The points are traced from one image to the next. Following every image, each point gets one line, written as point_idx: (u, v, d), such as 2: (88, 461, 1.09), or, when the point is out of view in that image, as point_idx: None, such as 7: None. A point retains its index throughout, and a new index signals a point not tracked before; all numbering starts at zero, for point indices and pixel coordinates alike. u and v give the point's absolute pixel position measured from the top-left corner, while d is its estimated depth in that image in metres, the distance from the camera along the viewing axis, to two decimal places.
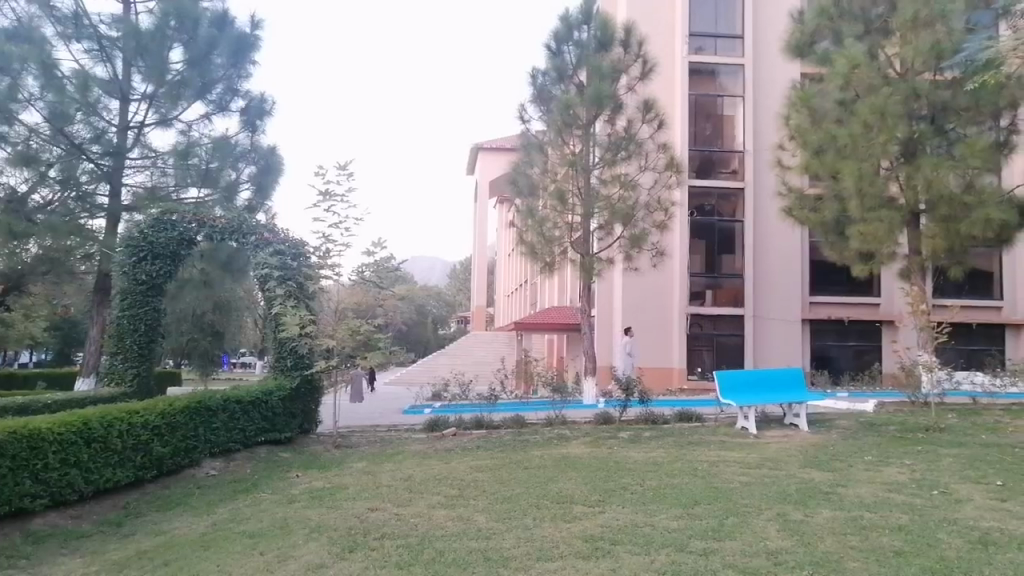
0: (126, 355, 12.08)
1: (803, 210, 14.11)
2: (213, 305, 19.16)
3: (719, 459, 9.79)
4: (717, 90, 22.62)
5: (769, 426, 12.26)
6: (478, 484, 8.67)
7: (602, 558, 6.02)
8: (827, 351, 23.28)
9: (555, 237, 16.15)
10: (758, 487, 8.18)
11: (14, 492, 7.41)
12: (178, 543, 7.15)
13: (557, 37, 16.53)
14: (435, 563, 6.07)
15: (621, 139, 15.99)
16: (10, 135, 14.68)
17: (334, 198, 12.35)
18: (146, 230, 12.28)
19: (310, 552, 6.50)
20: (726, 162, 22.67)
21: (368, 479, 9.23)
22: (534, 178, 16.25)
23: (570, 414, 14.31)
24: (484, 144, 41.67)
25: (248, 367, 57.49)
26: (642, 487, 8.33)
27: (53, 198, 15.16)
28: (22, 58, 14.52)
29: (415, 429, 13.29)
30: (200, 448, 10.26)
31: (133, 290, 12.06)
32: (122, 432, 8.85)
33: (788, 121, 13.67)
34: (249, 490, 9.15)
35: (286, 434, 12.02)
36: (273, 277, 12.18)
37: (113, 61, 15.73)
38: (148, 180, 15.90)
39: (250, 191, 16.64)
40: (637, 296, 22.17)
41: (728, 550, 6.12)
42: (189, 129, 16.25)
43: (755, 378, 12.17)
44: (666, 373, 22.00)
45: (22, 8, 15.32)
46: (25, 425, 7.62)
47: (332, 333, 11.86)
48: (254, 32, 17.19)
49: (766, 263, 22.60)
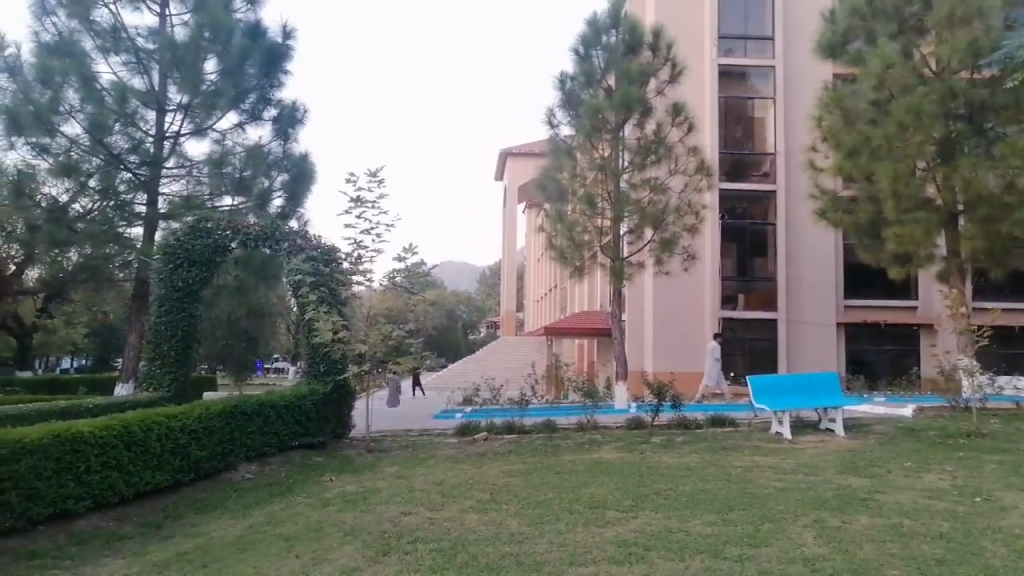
0: (164, 360, 12.40)
1: (837, 212, 13.91)
2: (247, 312, 19.46)
3: (753, 465, 9.68)
4: (746, 93, 22.45)
5: (804, 432, 12.10)
6: (510, 489, 8.67)
7: (637, 564, 5.99)
8: (862, 355, 22.92)
9: (584, 242, 16.08)
10: (794, 493, 8.07)
11: (59, 494, 7.61)
12: (216, 546, 7.26)
13: (584, 41, 16.49)
14: (468, 568, 6.09)
15: (651, 143, 15.90)
16: (53, 147, 15.12)
17: (364, 206, 12.48)
18: (183, 237, 12.49)
19: (344, 555, 6.56)
20: (757, 165, 22.42)
21: (402, 483, 9.30)
22: (563, 183, 16.08)
23: (602, 419, 14.23)
24: (513, 149, 41.94)
25: (281, 371, 58.14)
26: (675, 492, 8.27)
27: (93, 207, 15.47)
28: (63, 72, 15.14)
29: (446, 434, 13.35)
30: (236, 452, 10.42)
31: (170, 296, 12.29)
32: (161, 435, 9.02)
33: (820, 122, 13.52)
34: (284, 494, 9.26)
35: (320, 438, 12.16)
36: (306, 283, 12.25)
37: (150, 72, 16.07)
38: (184, 189, 16.15)
39: (283, 199, 16.78)
40: (668, 300, 22.04)
41: (764, 556, 6.06)
42: (223, 138, 16.52)
43: (789, 382, 12.04)
44: (698, 377, 21.83)
45: (62, 22, 15.92)
46: (68, 428, 7.83)
47: (364, 338, 11.92)
48: (286, 41, 17.43)
49: (799, 267, 22.34)
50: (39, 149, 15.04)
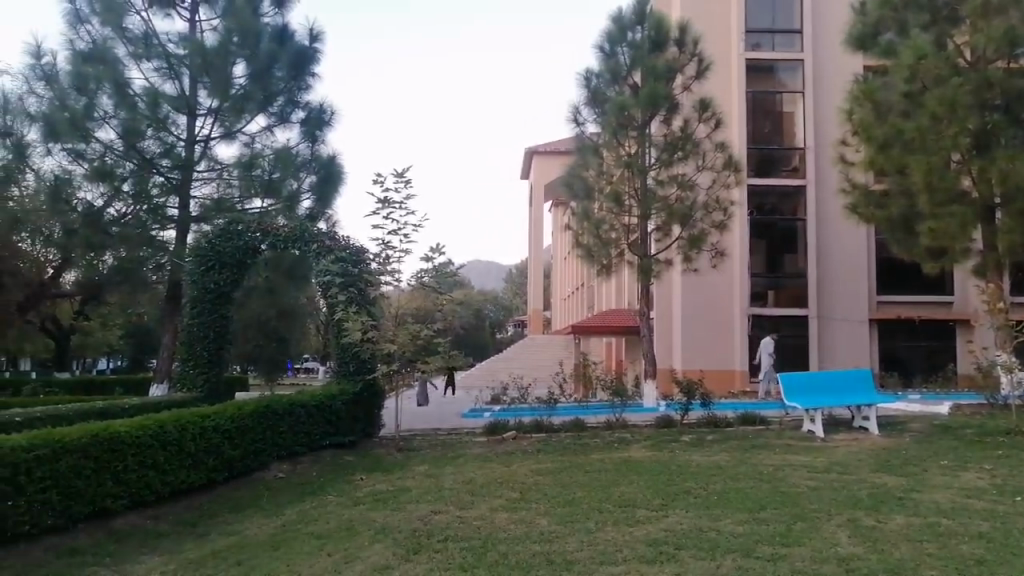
0: (197, 361, 12.67)
1: (868, 207, 13.69)
2: (278, 312, 19.70)
3: (786, 463, 9.57)
4: (775, 87, 22.19)
5: (836, 430, 11.94)
6: (539, 488, 8.66)
7: (668, 563, 5.96)
8: (896, 352, 22.54)
9: (612, 239, 15.98)
10: (827, 492, 7.96)
11: (98, 492, 7.77)
12: (250, 544, 7.36)
13: (609, 38, 16.40)
14: (498, 566, 6.10)
15: (677, 140, 15.81)
16: (88, 152, 15.63)
17: (392, 206, 12.57)
18: (214, 239, 12.65)
19: (376, 554, 6.61)
20: (786, 160, 22.14)
21: (432, 482, 9.35)
22: (590, 181, 16.00)
23: (632, 418, 14.16)
24: (538, 148, 41.90)
25: (311, 372, 58.68)
26: (706, 491, 8.21)
27: (127, 211, 15.90)
28: (97, 78, 15.52)
29: (475, 433, 13.38)
30: (268, 452, 10.56)
31: (202, 298, 12.50)
32: (195, 435, 9.17)
33: (851, 116, 13.32)
34: (316, 492, 9.35)
35: (350, 437, 12.27)
36: (335, 284, 12.40)
37: (181, 77, 16.25)
38: (214, 192, 16.39)
39: (312, 200, 16.84)
40: (697, 297, 21.88)
41: (798, 556, 5.99)
42: (252, 142, 16.73)
43: (821, 380, 11.88)
44: (728, 375, 21.60)
45: (97, 30, 16.33)
46: (106, 427, 8.00)
47: (392, 338, 12.02)
48: (313, 44, 17.57)
49: (830, 262, 22.04)
50: (75, 154, 15.56)
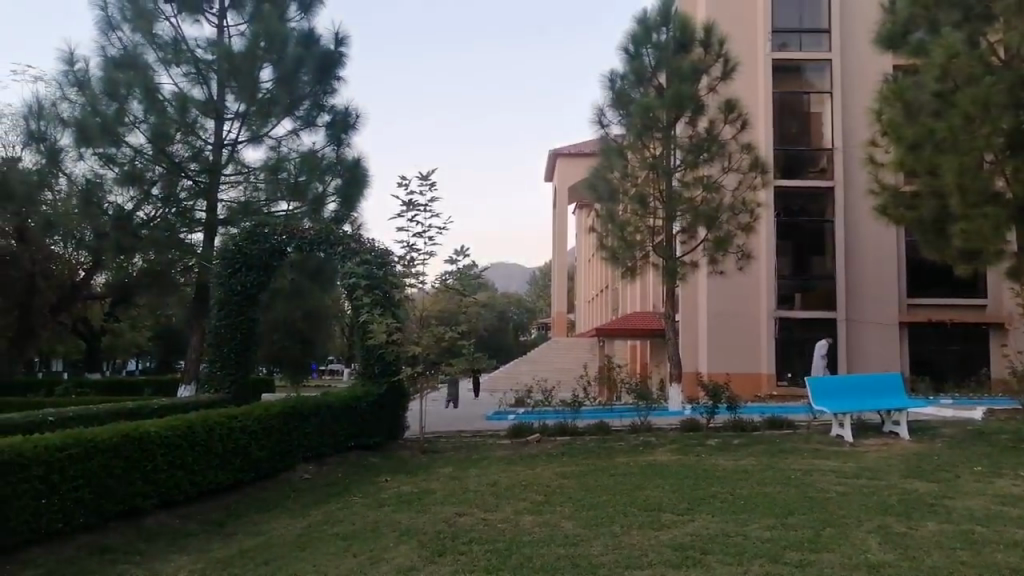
0: (224, 362, 12.82)
1: (898, 208, 13.48)
2: (304, 314, 19.88)
3: (814, 468, 9.45)
4: (802, 87, 21.97)
5: (866, 435, 11.78)
6: (564, 491, 8.63)
7: (694, 568, 5.90)
8: (927, 355, 22.17)
9: (637, 242, 15.87)
10: (857, 498, 7.84)
11: (129, 491, 7.88)
12: (277, 543, 7.42)
13: (634, 40, 16.31)
14: (523, 569, 6.09)
15: (703, 141, 15.70)
16: (119, 156, 15.95)
17: (416, 208, 12.63)
18: (241, 242, 12.73)
19: (400, 555, 6.62)
20: (814, 161, 21.89)
21: (456, 484, 9.36)
22: (614, 183, 15.87)
23: (656, 422, 14.08)
24: (563, 150, 41.89)
25: (336, 374, 59.00)
26: (733, 495, 8.13)
27: (155, 214, 16.22)
28: (128, 84, 15.75)
29: (500, 435, 13.39)
30: (294, 453, 10.65)
31: (229, 300, 12.60)
32: (222, 435, 9.27)
33: (881, 115, 13.15)
34: (342, 493, 9.41)
35: (375, 438, 12.35)
36: (361, 286, 12.42)
37: (209, 83, 16.37)
38: (241, 195, 16.52)
39: (337, 204, 16.70)
40: (723, 299, 21.70)
41: (826, 562, 5.90)
42: (278, 145, 16.83)
43: (850, 384, 11.73)
44: (754, 379, 21.38)
45: (128, 37, 16.60)
46: (137, 427, 8.11)
47: (417, 339, 12.16)
48: (339, 48, 17.69)
49: (858, 265, 21.74)
50: (106, 158, 15.90)
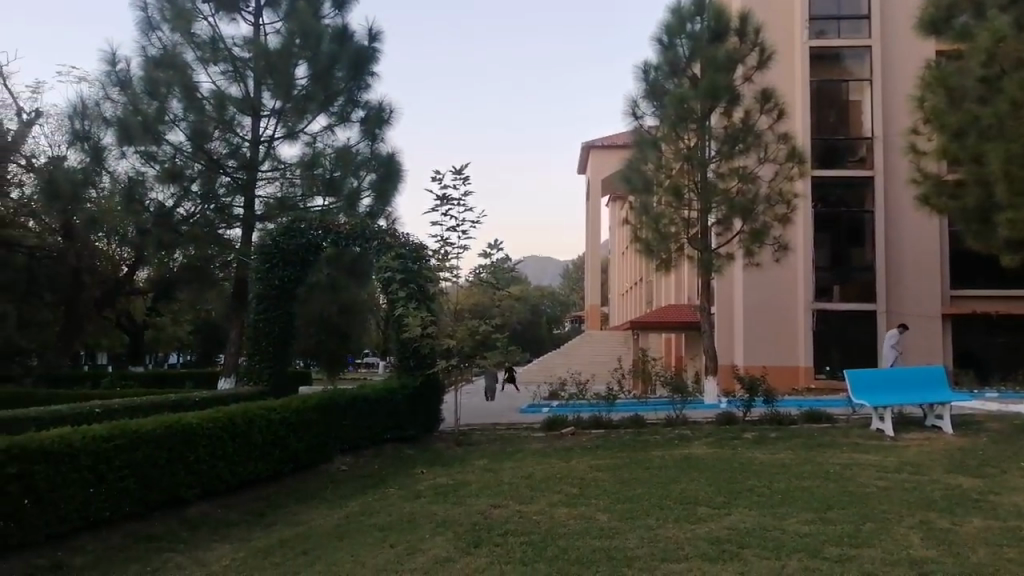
0: (262, 355, 13.03)
1: (942, 197, 13.16)
2: (339, 308, 20.12)
3: (853, 462, 9.32)
4: (841, 75, 21.56)
5: (907, 429, 11.55)
6: (600, 484, 8.64)
7: (731, 562, 5.86)
8: (971, 348, 21.65)
9: (672, 234, 15.67)
10: (898, 493, 7.71)
11: (172, 481, 8.08)
12: (315, 534, 7.54)
13: (668, 30, 16.14)
14: (558, 561, 6.10)
15: (738, 132, 15.53)
16: (159, 154, 16.31)
17: (451, 203, 12.68)
18: (278, 237, 12.88)
19: (436, 546, 6.69)
20: (853, 150, 21.47)
21: (491, 476, 9.41)
22: (649, 175, 15.72)
23: (692, 415, 13.99)
24: (595, 142, 41.72)
25: (371, 367, 59.50)
26: (771, 489, 8.04)
27: (194, 210, 16.68)
28: (168, 83, 16.11)
29: (534, 427, 13.42)
30: (332, 445, 10.81)
31: (267, 294, 12.78)
32: (262, 427, 9.45)
33: (923, 103, 12.86)
34: (379, 485, 9.53)
35: (411, 431, 12.45)
36: (396, 280, 12.53)
37: (246, 80, 16.60)
38: (278, 191, 16.75)
39: (371, 198, 16.81)
40: (759, 292, 21.45)
41: (867, 557, 5.82)
42: (314, 141, 16.92)
43: (892, 377, 11.50)
44: (791, 372, 21.09)
45: (167, 37, 16.90)
46: (179, 419, 8.29)
47: (452, 333, 12.31)
48: (372, 44, 17.81)
49: (900, 256, 21.29)
50: (147, 156, 16.28)
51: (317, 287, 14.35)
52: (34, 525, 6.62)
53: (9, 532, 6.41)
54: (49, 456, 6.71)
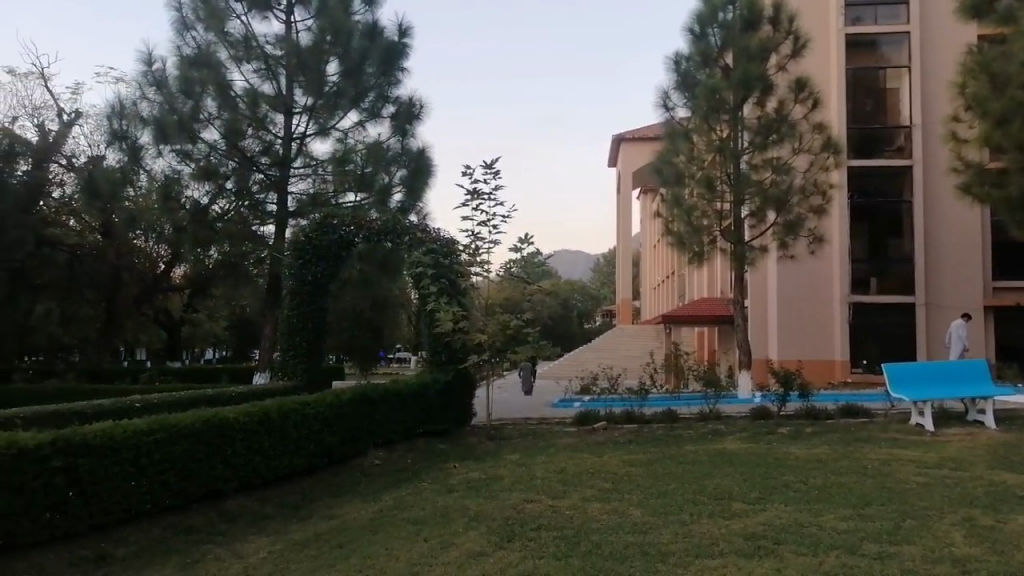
0: (296, 351, 13.18)
1: (984, 186, 12.82)
2: (371, 304, 20.26)
3: (892, 458, 9.13)
4: (878, 62, 21.12)
5: (948, 424, 11.30)
6: (633, 478, 8.60)
7: (766, 558, 5.80)
8: (1014, 341, 21.10)
9: (704, 226, 15.50)
10: (938, 490, 7.55)
11: (211, 474, 8.23)
12: (350, 527, 7.62)
13: (700, 20, 15.97)
14: (592, 556, 6.09)
15: (772, 122, 15.27)
16: (195, 152, 16.57)
17: (481, 197, 12.70)
18: (311, 233, 13.00)
19: (470, 540, 6.71)
20: (891, 139, 21.02)
21: (523, 471, 9.41)
22: (680, 167, 15.54)
23: (725, 410, 13.85)
24: (626, 135, 41.43)
25: (403, 361, 59.83)
26: (807, 485, 7.92)
27: (229, 208, 16.83)
28: (202, 82, 16.30)
29: (565, 422, 13.38)
30: (365, 439, 10.90)
31: (300, 290, 12.91)
32: (297, 422, 9.56)
33: (964, 89, 12.51)
34: (412, 479, 9.61)
35: (443, 425, 12.51)
36: (427, 275, 12.56)
37: (277, 77, 16.80)
38: (310, 187, 16.89)
39: (402, 194, 16.84)
40: (793, 284, 21.15)
41: (907, 555, 5.72)
42: (345, 137, 17.04)
43: (931, 370, 11.28)
44: (827, 366, 20.78)
45: (202, 36, 17.12)
46: (216, 413, 8.43)
47: (483, 328, 12.32)
48: (402, 39, 17.82)
49: (940, 247, 20.78)
50: (182, 154, 16.55)
51: (349, 283, 14.47)
52: (78, 516, 6.78)
53: (55, 522, 6.58)
54: (92, 450, 6.88)
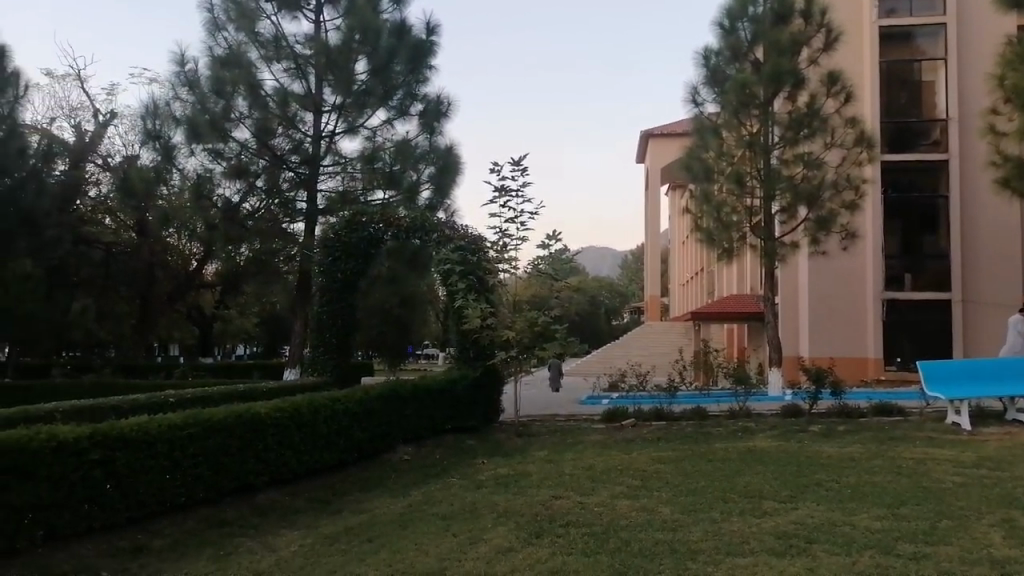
0: (326, 347, 13.29)
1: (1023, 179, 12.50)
2: (400, 301, 20.41)
3: (928, 457, 8.97)
4: (912, 55, 20.73)
5: (986, 423, 11.06)
6: (661, 476, 8.55)
7: (798, 557, 5.73)
8: None
9: (734, 222, 15.34)
10: (976, 490, 7.40)
11: (244, 468, 8.35)
12: (379, 522, 7.68)
13: (729, 15, 15.80)
14: (620, 553, 6.06)
15: (804, 117, 15.04)
16: (226, 151, 16.77)
17: (509, 194, 12.69)
18: (341, 231, 13.11)
19: (498, 536, 6.73)
20: (926, 133, 20.61)
21: (551, 467, 9.39)
22: (709, 163, 15.38)
23: (756, 407, 13.71)
24: (655, 131, 41.18)
25: (431, 359, 60.11)
26: (839, 484, 7.82)
27: (259, 206, 17.21)
28: (233, 82, 16.43)
29: (594, 419, 13.35)
30: (394, 435, 10.97)
31: (331, 287, 13.01)
32: (327, 418, 9.66)
33: (1003, 81, 12.20)
34: (440, 475, 9.65)
35: (471, 421, 12.55)
36: (455, 271, 12.56)
37: (307, 77, 16.95)
38: (340, 185, 17.10)
39: (430, 191, 16.94)
40: (825, 282, 20.85)
41: (943, 556, 5.61)
42: (374, 135, 17.10)
43: (968, 367, 11.04)
44: (860, 364, 20.43)
45: (233, 36, 17.31)
46: (248, 408, 8.54)
47: (511, 324, 12.37)
48: (430, 37, 17.86)
49: (977, 242, 20.31)
50: (214, 153, 16.76)
51: (377, 281, 14.54)
52: (115, 509, 6.92)
53: (93, 514, 6.71)
54: (128, 444, 7.01)
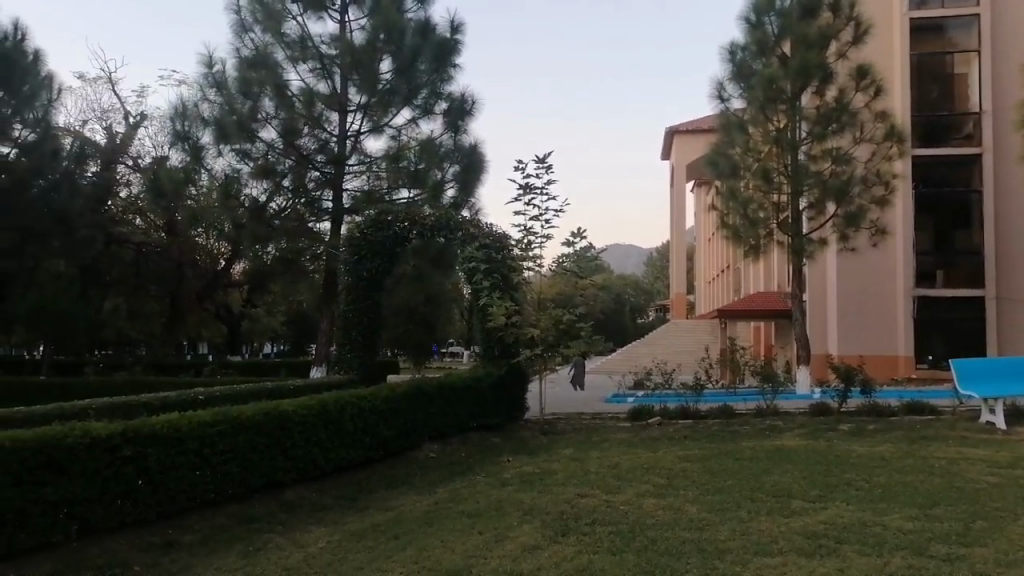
0: (352, 345, 13.35)
1: None
2: (425, 299, 20.50)
3: (961, 456, 8.81)
4: (944, 48, 20.38)
5: (1021, 422, 10.84)
6: (687, 474, 8.50)
7: (828, 557, 5.65)
8: None
9: (760, 219, 15.12)
10: (1011, 490, 7.25)
11: (271, 465, 8.44)
12: (405, 519, 7.71)
13: (756, 9, 15.62)
14: (648, 552, 6.03)
15: (833, 111, 14.81)
16: (253, 151, 16.94)
17: (533, 192, 12.70)
18: (365, 230, 13.08)
19: (525, 534, 6.73)
20: (959, 126, 20.19)
21: (576, 466, 9.37)
22: (735, 159, 15.24)
23: (784, 406, 13.55)
24: (680, 127, 40.89)
25: (455, 357, 60.31)
26: (869, 483, 7.70)
27: (286, 205, 17.39)
28: (260, 83, 16.62)
29: (619, 417, 13.28)
30: (420, 432, 11.02)
31: (357, 285, 13.08)
32: (353, 415, 9.73)
33: None
34: (465, 472, 9.68)
35: (496, 419, 12.57)
36: (480, 270, 12.58)
37: (332, 77, 17.12)
38: (365, 184, 17.20)
39: (455, 189, 16.98)
40: (854, 279, 20.57)
41: (978, 557, 5.50)
42: (399, 134, 17.22)
43: (1000, 365, 10.91)
44: (890, 362, 20.18)
45: (260, 37, 17.48)
46: (275, 406, 8.62)
47: (536, 321, 12.43)
48: (454, 35, 17.90)
49: (1011, 238, 19.88)
50: (242, 153, 16.96)
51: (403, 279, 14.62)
52: (146, 505, 7.02)
53: (126, 510, 6.82)
54: (159, 440, 7.12)
